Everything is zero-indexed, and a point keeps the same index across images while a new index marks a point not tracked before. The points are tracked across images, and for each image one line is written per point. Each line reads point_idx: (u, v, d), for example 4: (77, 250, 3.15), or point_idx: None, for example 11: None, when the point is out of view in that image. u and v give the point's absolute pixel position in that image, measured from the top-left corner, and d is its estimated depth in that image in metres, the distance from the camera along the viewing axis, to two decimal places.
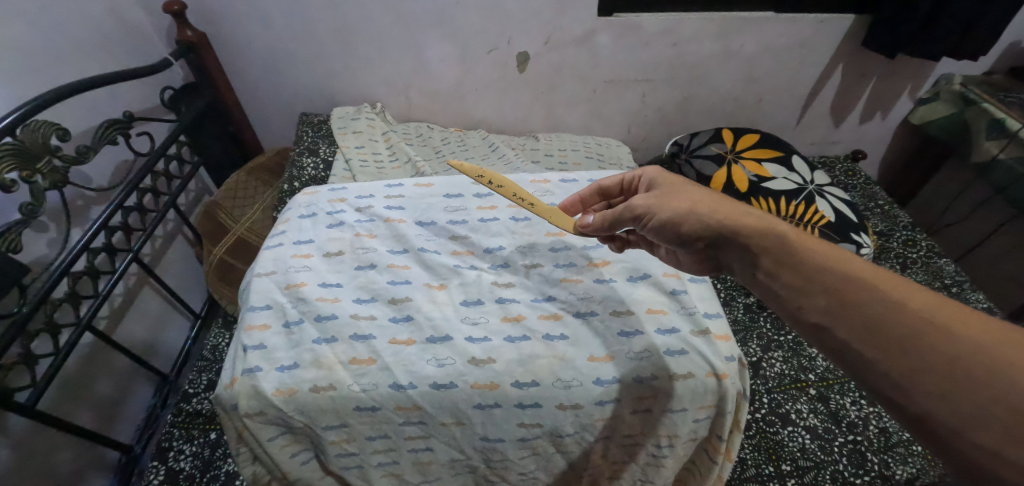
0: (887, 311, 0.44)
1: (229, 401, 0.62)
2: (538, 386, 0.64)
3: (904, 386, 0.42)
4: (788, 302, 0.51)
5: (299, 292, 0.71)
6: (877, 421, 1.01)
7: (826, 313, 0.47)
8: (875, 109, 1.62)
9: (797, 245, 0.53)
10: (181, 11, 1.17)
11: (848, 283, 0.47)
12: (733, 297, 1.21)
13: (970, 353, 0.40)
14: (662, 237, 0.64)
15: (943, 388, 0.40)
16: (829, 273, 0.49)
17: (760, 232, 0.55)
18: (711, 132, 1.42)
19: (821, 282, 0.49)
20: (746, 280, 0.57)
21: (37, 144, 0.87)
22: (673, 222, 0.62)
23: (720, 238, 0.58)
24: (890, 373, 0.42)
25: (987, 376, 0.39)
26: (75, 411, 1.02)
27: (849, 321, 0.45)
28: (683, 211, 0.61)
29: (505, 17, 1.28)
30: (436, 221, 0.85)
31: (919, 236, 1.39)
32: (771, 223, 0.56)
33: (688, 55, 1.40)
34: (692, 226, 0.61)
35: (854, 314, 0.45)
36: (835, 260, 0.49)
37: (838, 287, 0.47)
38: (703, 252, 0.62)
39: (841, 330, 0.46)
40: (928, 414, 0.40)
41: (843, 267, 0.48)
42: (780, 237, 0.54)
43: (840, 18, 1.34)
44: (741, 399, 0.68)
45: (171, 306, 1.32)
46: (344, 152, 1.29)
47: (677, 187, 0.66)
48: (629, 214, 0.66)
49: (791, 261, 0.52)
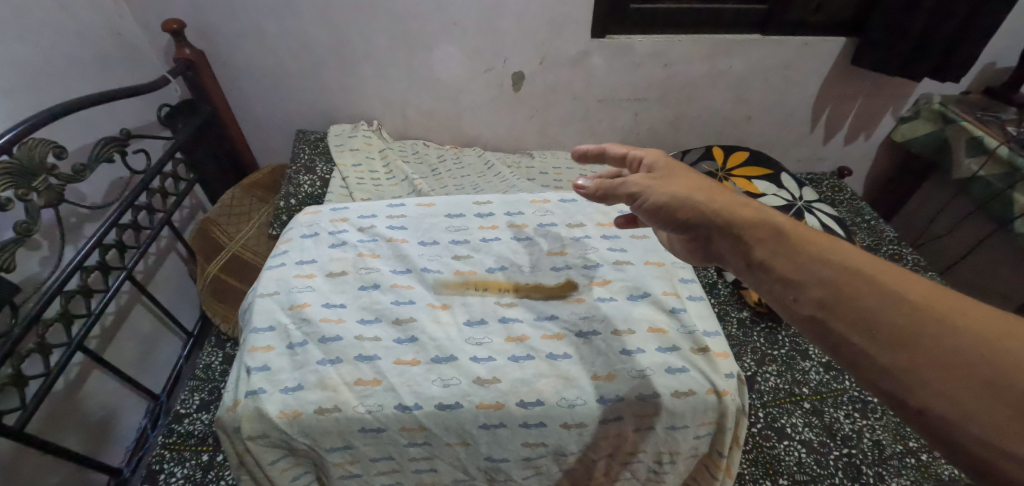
0: (885, 304, 0.43)
1: (231, 423, 0.62)
2: (543, 405, 0.65)
3: (903, 380, 0.41)
4: (782, 295, 0.50)
5: (302, 313, 0.71)
6: (870, 434, 1.02)
7: (819, 306, 0.47)
8: (860, 127, 1.67)
9: (793, 238, 0.52)
10: (180, 30, 1.18)
11: (845, 276, 0.47)
12: (727, 312, 1.24)
13: (971, 346, 0.39)
14: (654, 219, 0.65)
15: (942, 381, 0.39)
16: (826, 265, 0.48)
17: (755, 224, 0.55)
18: (701, 150, 1.45)
19: (814, 274, 0.48)
20: (739, 272, 0.57)
21: (34, 162, 0.86)
22: (669, 206, 0.63)
23: (714, 227, 0.58)
24: (889, 367, 0.42)
25: (991, 371, 0.38)
26: (64, 433, 1.00)
27: (846, 314, 0.45)
28: (677, 197, 0.62)
29: (500, 37, 1.31)
30: (438, 240, 0.86)
31: (905, 251, 1.42)
32: (766, 215, 0.56)
33: (679, 75, 1.44)
34: (687, 211, 0.61)
35: (849, 306, 0.45)
36: (829, 252, 0.49)
37: (831, 279, 0.47)
38: (695, 240, 0.62)
39: (837, 324, 0.45)
40: (929, 409, 0.39)
41: (838, 259, 0.48)
42: (775, 229, 0.53)
43: (823, 40, 1.39)
44: (741, 415, 0.70)
45: (164, 325, 1.30)
46: (342, 170, 1.30)
47: (677, 173, 0.66)
48: (625, 191, 0.66)
49: (784, 253, 0.51)
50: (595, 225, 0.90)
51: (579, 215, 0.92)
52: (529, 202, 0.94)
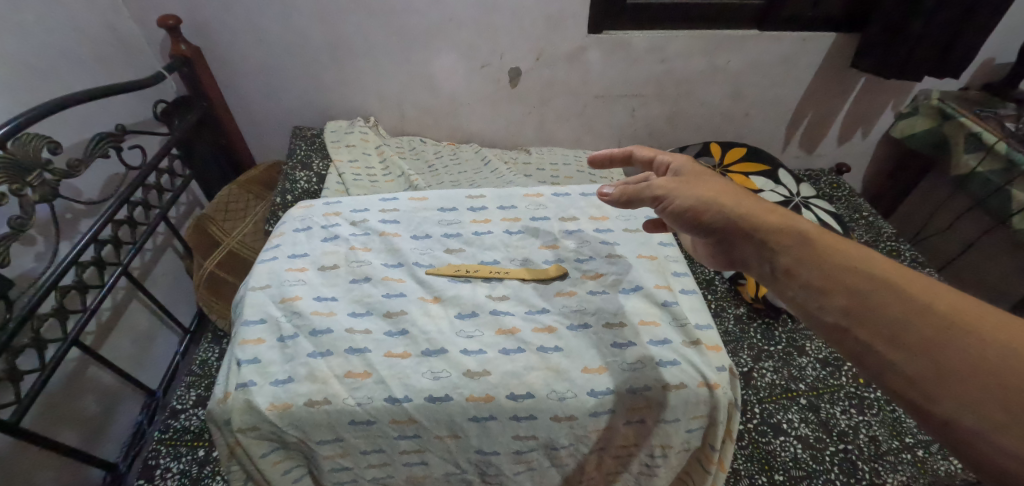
0: (911, 315, 0.42)
1: (221, 416, 0.62)
2: (533, 398, 0.65)
3: (927, 387, 0.40)
4: (805, 303, 0.49)
5: (293, 306, 0.71)
6: (866, 430, 1.02)
7: (844, 314, 0.46)
8: (859, 123, 1.66)
9: (818, 245, 0.51)
10: (176, 25, 1.17)
11: (873, 285, 0.45)
12: (723, 308, 1.24)
13: (998, 357, 0.38)
14: (681, 223, 0.64)
15: (965, 389, 0.39)
16: (854, 274, 0.47)
17: (782, 231, 0.54)
18: (699, 146, 1.45)
19: (839, 281, 0.47)
20: (764, 279, 0.55)
21: (28, 157, 0.86)
22: (694, 211, 0.62)
23: (740, 233, 0.57)
24: (912, 375, 0.41)
25: (1015, 379, 0.37)
26: (59, 429, 1.00)
27: (870, 322, 0.44)
28: (705, 201, 0.61)
29: (497, 32, 1.30)
30: (430, 234, 0.86)
31: (902, 247, 1.42)
32: (794, 222, 0.54)
33: (676, 70, 1.43)
34: (713, 217, 0.60)
35: (873, 314, 0.44)
36: (858, 261, 0.47)
37: (859, 288, 0.46)
38: (721, 246, 0.61)
39: (862, 333, 0.44)
40: (952, 418, 0.39)
41: (866, 268, 0.47)
42: (801, 236, 0.52)
43: (821, 36, 1.39)
44: (734, 409, 0.69)
45: (160, 320, 1.30)
46: (338, 166, 1.30)
47: (707, 178, 0.65)
48: (651, 195, 0.66)
49: (809, 259, 0.50)
50: (588, 218, 0.90)
51: (572, 209, 0.92)
52: (523, 197, 0.94)
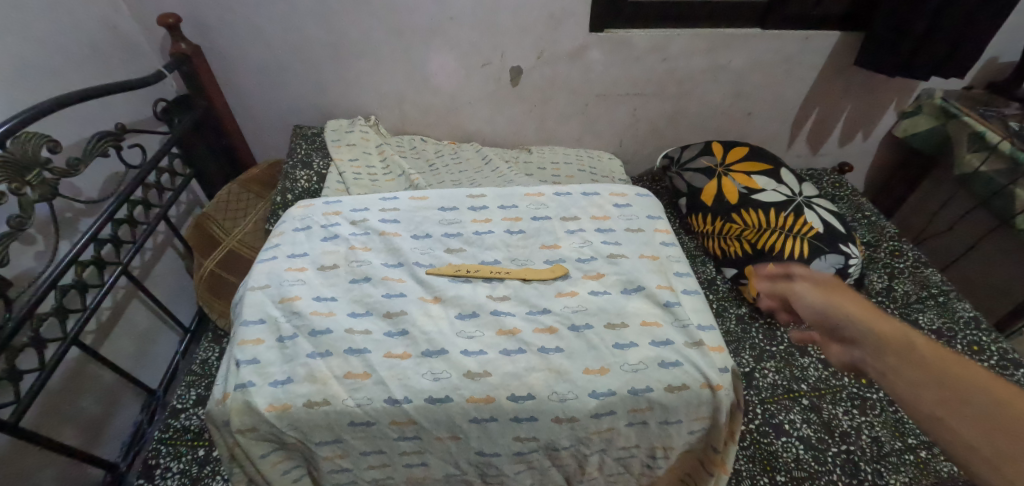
0: (996, 419, 0.48)
1: (220, 417, 0.62)
2: (534, 399, 0.65)
3: (995, 465, 0.45)
4: (899, 387, 0.54)
5: (292, 306, 0.71)
6: (869, 431, 1.01)
7: (937, 402, 0.51)
8: (862, 122, 1.65)
9: (927, 352, 0.55)
10: (176, 24, 1.17)
11: (968, 387, 0.51)
12: (725, 308, 1.23)
13: None
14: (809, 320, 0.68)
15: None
16: (953, 377, 0.52)
17: (902, 341, 0.57)
18: (700, 145, 1.47)
19: (938, 380, 0.52)
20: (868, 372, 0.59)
21: (28, 157, 0.85)
22: (828, 316, 0.65)
23: (859, 336, 0.61)
24: (989, 458, 0.46)
25: None
26: (59, 428, 0.99)
27: (956, 409, 0.49)
28: (837, 310, 0.65)
29: (498, 31, 1.30)
30: (430, 234, 0.86)
31: (905, 247, 1.41)
32: (912, 334, 0.58)
33: (678, 69, 1.42)
34: (843, 321, 0.63)
35: (961, 407, 0.49)
36: (964, 372, 0.52)
37: (957, 392, 0.51)
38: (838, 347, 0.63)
39: (944, 410, 0.50)
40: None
41: (970, 379, 0.51)
42: (911, 344, 0.57)
43: (824, 34, 1.38)
44: (736, 410, 0.69)
45: (160, 320, 1.30)
46: (338, 166, 1.29)
47: (848, 294, 0.67)
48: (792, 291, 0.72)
49: (911, 357, 0.55)
50: (589, 218, 0.90)
51: (573, 208, 0.91)
52: (524, 196, 0.93)
